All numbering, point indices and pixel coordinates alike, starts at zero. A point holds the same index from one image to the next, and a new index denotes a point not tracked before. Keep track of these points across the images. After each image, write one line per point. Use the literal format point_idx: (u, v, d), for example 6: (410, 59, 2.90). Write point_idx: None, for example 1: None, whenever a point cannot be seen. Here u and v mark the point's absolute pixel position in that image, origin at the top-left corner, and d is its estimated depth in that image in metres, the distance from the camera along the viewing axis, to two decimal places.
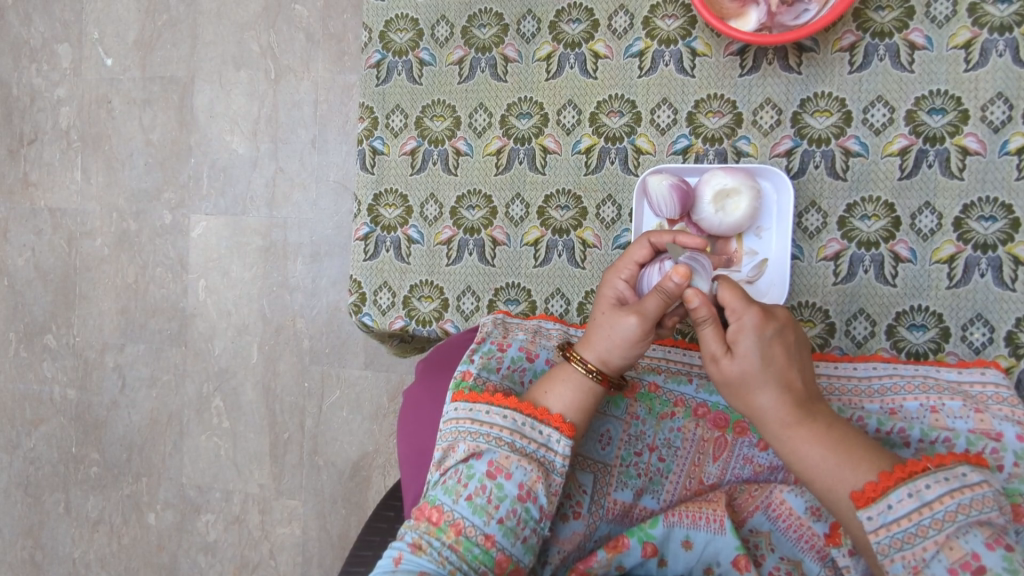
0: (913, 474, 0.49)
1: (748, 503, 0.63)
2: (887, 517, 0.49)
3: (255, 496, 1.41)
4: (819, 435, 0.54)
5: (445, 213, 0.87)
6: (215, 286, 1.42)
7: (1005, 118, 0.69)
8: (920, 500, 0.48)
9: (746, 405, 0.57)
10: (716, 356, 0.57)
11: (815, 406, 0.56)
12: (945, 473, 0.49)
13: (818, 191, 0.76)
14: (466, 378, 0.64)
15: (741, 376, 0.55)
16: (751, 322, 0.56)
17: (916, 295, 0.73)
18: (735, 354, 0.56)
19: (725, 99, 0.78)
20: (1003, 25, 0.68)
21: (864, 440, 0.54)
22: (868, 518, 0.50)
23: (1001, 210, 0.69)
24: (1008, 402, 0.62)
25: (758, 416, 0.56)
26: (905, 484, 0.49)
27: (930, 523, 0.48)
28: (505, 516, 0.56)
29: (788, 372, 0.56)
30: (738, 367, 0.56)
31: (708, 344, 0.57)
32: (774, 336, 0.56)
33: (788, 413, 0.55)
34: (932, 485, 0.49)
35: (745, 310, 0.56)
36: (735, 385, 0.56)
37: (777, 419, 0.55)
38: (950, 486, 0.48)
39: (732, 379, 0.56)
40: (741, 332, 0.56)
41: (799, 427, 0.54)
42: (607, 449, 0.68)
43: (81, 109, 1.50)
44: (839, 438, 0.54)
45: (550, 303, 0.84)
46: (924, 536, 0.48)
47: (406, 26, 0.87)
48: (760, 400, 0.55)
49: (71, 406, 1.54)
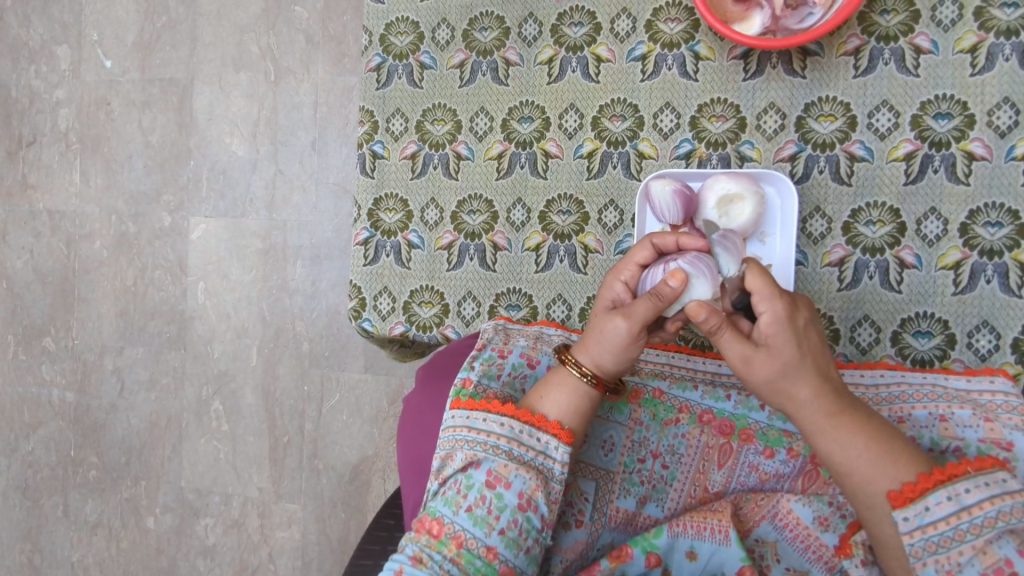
0: (953, 477, 0.49)
1: (754, 513, 0.62)
2: (923, 519, 0.49)
3: (254, 500, 1.40)
4: (857, 427, 0.53)
5: (446, 218, 0.87)
6: (214, 288, 1.41)
7: (1012, 122, 0.68)
8: (959, 504, 0.48)
9: (783, 396, 0.55)
10: (751, 348, 0.55)
11: (848, 396, 0.55)
12: (985, 478, 0.49)
13: (823, 196, 0.75)
14: (465, 386, 0.64)
15: (779, 368, 0.54)
16: (784, 311, 0.54)
17: (922, 302, 0.72)
18: (773, 346, 0.54)
19: (729, 103, 0.77)
20: (1009, 29, 0.67)
21: (895, 431, 0.54)
22: (904, 519, 0.50)
23: (1008, 216, 0.69)
24: (1018, 411, 0.61)
25: (794, 407, 0.55)
26: (944, 486, 0.49)
27: (967, 528, 0.48)
28: (506, 527, 0.55)
29: (820, 361, 0.55)
30: (777, 358, 0.54)
31: (736, 339, 0.55)
32: (806, 325, 0.55)
33: (828, 405, 0.54)
34: (972, 490, 0.49)
35: (777, 302, 0.54)
36: (771, 377, 0.54)
37: (815, 411, 0.54)
38: (990, 492, 0.48)
39: (769, 372, 0.54)
40: (775, 324, 0.54)
41: (839, 419, 0.53)
42: (609, 456, 0.67)
43: (80, 111, 1.49)
44: (875, 429, 0.53)
45: (552, 308, 0.84)
46: (961, 540, 0.48)
47: (406, 30, 0.87)
48: (798, 392, 0.54)
49: (70, 409, 1.53)
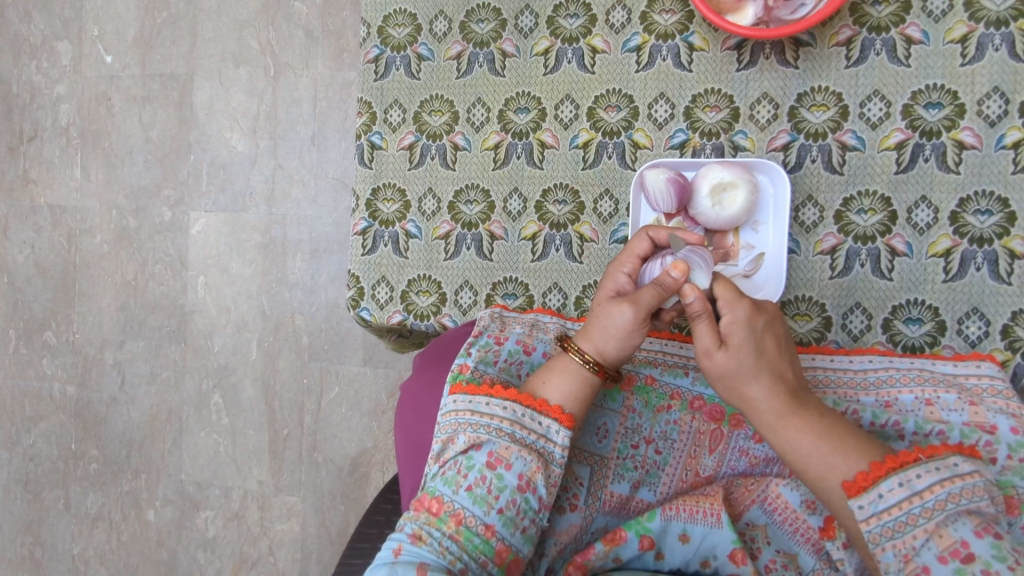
0: (904, 464, 0.49)
1: (745, 497, 0.63)
2: (877, 506, 0.49)
3: (255, 492, 1.41)
4: (810, 425, 0.54)
5: (443, 208, 0.88)
6: (214, 282, 1.42)
7: (1001, 112, 0.69)
8: (910, 489, 0.48)
9: (740, 396, 0.57)
10: (710, 349, 0.57)
11: (806, 397, 0.56)
12: (936, 463, 0.49)
13: (815, 185, 0.76)
14: (464, 371, 0.65)
15: (735, 368, 0.56)
16: (744, 313, 0.57)
17: (913, 289, 0.73)
18: (731, 346, 0.56)
19: (723, 93, 0.78)
20: (999, 19, 0.69)
21: (854, 430, 0.54)
22: (859, 507, 0.50)
23: (997, 204, 0.70)
24: (1003, 395, 0.62)
25: (750, 408, 0.57)
26: (896, 473, 0.49)
27: (919, 511, 0.48)
28: (505, 506, 0.56)
29: (777, 363, 0.57)
30: (732, 359, 0.56)
31: (701, 339, 0.57)
32: (765, 328, 0.57)
33: (783, 404, 0.55)
34: (922, 475, 0.48)
35: (739, 302, 0.57)
36: (728, 376, 0.57)
37: (770, 410, 0.55)
38: (940, 475, 0.48)
39: (725, 371, 0.57)
40: (735, 325, 0.56)
41: (792, 417, 0.55)
42: (604, 442, 0.68)
43: (81, 106, 1.50)
44: (829, 428, 0.54)
45: (547, 297, 0.85)
46: (914, 524, 0.48)
47: (404, 21, 0.88)
48: (753, 390, 0.56)
49: (71, 403, 1.54)
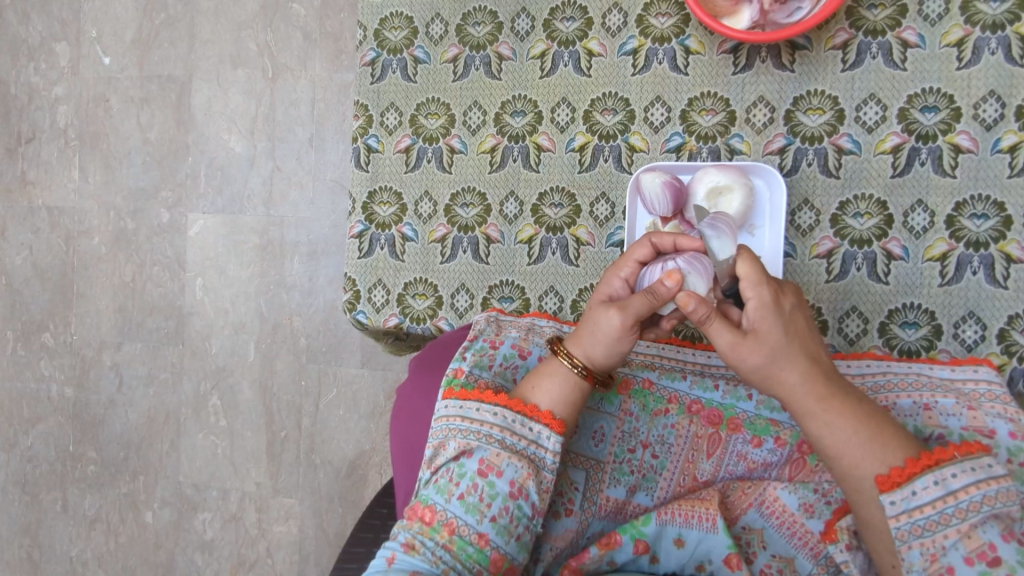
0: (940, 461, 0.49)
1: (741, 501, 0.63)
2: (910, 503, 0.49)
3: (252, 494, 1.41)
4: (847, 410, 0.52)
5: (440, 211, 0.88)
6: (212, 284, 1.42)
7: (998, 116, 0.69)
8: (945, 488, 0.48)
9: (772, 382, 0.55)
10: (739, 338, 0.55)
11: (839, 380, 0.55)
12: (971, 462, 0.49)
13: (811, 188, 0.76)
14: (457, 376, 0.65)
15: (768, 353, 0.54)
16: (770, 296, 0.55)
17: (909, 293, 0.73)
18: (759, 334, 0.54)
19: (719, 97, 0.78)
20: (995, 23, 0.68)
21: (885, 415, 0.54)
22: (891, 502, 0.50)
23: (993, 208, 0.69)
24: (1001, 400, 0.61)
25: (785, 394, 0.54)
26: (932, 471, 0.49)
27: (953, 512, 0.48)
28: (497, 514, 0.56)
29: (808, 346, 0.55)
30: (764, 344, 0.54)
31: (726, 329, 0.55)
32: (793, 310, 0.55)
33: (819, 389, 0.53)
34: (958, 474, 0.48)
35: (763, 286, 0.55)
36: (761, 363, 0.54)
37: (808, 396, 0.53)
38: (976, 476, 0.48)
39: (758, 358, 0.54)
40: (762, 310, 0.54)
41: (831, 403, 0.53)
42: (600, 446, 0.68)
43: (80, 108, 1.50)
44: (866, 413, 0.52)
45: (543, 300, 0.85)
46: (946, 524, 0.48)
47: (400, 24, 0.88)
48: (788, 376, 0.54)
49: (69, 405, 1.54)
